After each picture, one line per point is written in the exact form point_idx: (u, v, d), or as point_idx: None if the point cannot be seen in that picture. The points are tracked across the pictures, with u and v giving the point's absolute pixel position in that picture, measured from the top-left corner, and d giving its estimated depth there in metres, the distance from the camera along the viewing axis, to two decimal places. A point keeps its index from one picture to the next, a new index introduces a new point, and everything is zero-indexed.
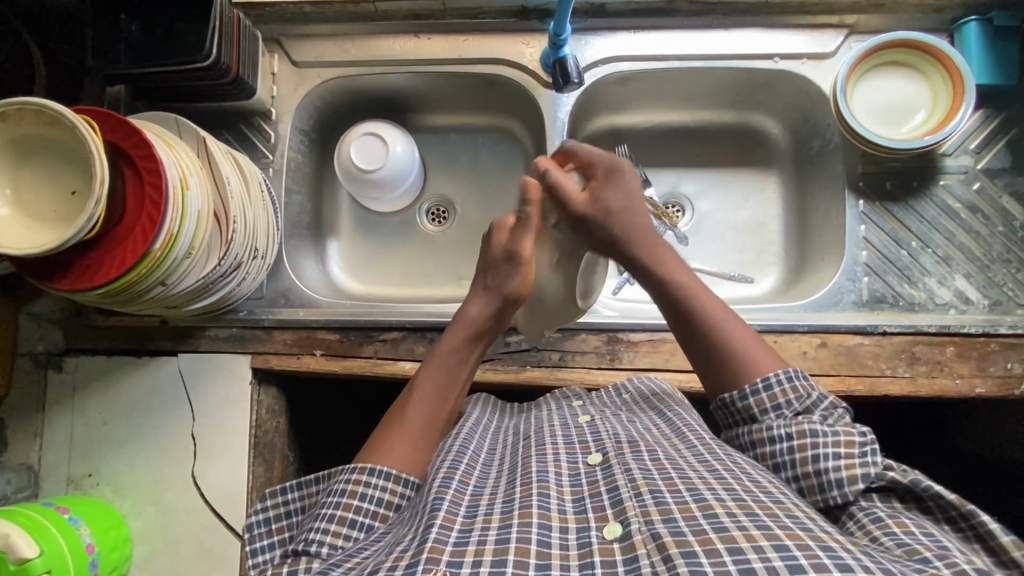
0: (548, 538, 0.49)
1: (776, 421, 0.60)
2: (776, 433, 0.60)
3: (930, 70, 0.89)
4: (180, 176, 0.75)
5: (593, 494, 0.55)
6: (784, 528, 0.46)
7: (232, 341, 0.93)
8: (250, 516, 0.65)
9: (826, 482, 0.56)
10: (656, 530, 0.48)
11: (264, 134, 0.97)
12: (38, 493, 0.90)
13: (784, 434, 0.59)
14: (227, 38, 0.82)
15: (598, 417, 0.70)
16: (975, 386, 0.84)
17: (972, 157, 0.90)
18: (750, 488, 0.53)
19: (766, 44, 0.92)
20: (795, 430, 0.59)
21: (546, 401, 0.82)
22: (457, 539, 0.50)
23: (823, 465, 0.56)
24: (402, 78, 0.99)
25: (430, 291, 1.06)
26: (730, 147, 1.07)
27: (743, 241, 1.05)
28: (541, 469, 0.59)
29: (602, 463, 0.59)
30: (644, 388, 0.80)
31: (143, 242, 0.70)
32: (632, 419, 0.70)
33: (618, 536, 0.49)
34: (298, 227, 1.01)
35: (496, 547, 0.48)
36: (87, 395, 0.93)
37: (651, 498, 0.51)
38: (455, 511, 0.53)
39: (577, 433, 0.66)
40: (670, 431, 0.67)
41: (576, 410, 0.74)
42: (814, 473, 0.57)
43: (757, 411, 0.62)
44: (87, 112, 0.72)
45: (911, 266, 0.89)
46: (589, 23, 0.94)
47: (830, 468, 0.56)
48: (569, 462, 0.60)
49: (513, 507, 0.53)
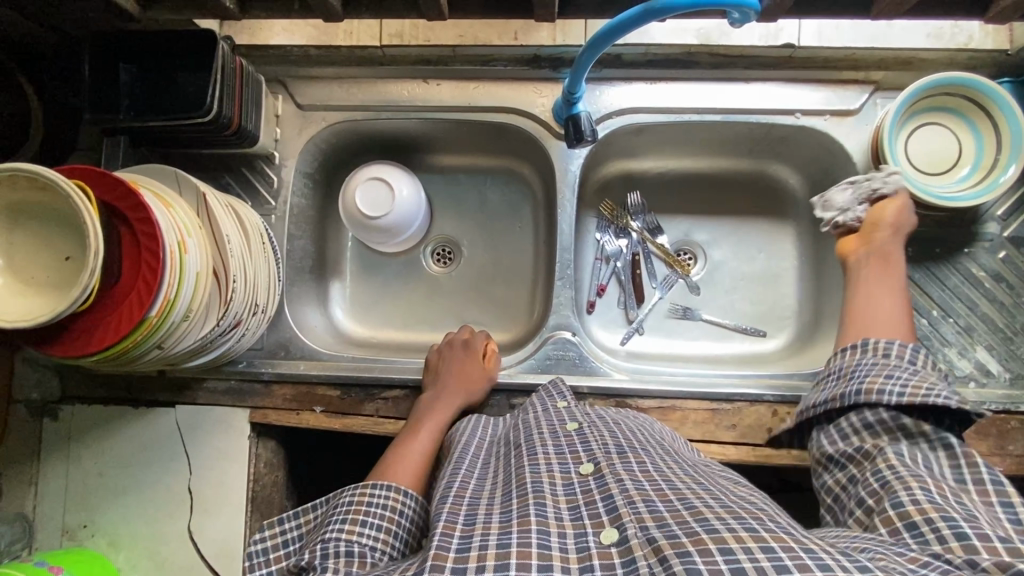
0: (548, 541, 0.48)
1: (904, 368, 0.62)
2: (902, 370, 0.61)
3: (979, 119, 0.83)
4: (178, 239, 0.72)
5: (587, 502, 0.53)
6: (771, 530, 0.45)
7: (230, 394, 0.91)
8: (250, 545, 0.71)
9: (930, 400, 0.57)
10: (651, 534, 0.46)
11: (267, 179, 0.94)
12: (32, 544, 0.89)
13: (908, 374, 0.61)
14: (229, 90, 0.79)
15: (587, 424, 0.67)
16: (993, 465, 0.81)
17: (999, 224, 0.87)
18: (736, 499, 0.53)
19: (786, 99, 0.89)
20: (919, 374, 0.61)
21: (537, 397, 0.80)
22: (459, 546, 0.48)
23: (937, 392, 0.58)
24: (410, 122, 0.96)
25: (434, 337, 1.04)
26: (746, 196, 1.04)
27: (756, 294, 1.02)
28: (536, 479, 0.56)
29: (595, 474, 0.56)
30: (625, 411, 0.76)
31: (139, 310, 0.68)
32: (618, 426, 0.68)
33: (615, 541, 0.47)
34: (301, 272, 0.99)
35: (497, 551, 0.47)
36: (82, 444, 0.91)
37: (645, 507, 0.50)
38: (454, 519, 0.52)
39: (567, 443, 0.63)
40: (658, 445, 0.66)
41: (563, 416, 0.70)
42: (924, 395, 0.58)
43: (895, 353, 0.64)
44: (79, 173, 0.69)
45: (932, 336, 0.86)
46: (603, 73, 0.90)
47: (941, 397, 0.57)
48: (564, 472, 0.58)
49: (511, 516, 0.51)
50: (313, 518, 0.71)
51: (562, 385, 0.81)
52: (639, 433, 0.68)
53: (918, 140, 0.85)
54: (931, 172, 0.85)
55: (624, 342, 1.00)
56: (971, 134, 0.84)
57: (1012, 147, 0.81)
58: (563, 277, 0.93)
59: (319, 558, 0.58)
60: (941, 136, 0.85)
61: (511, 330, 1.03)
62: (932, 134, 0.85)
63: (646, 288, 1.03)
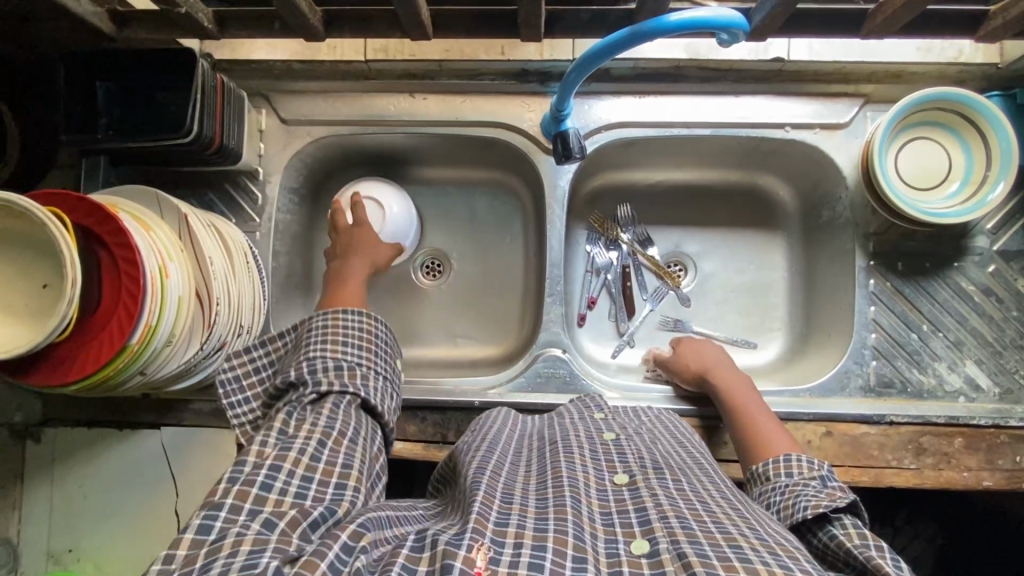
0: (582, 534, 0.47)
1: (777, 483, 0.66)
2: (777, 486, 0.65)
3: (967, 134, 0.83)
4: (159, 264, 0.71)
5: (620, 511, 0.52)
6: (806, 572, 0.43)
7: (217, 416, 0.88)
8: (221, 374, 0.69)
9: (797, 508, 0.60)
10: (682, 550, 0.45)
11: (251, 195, 0.92)
12: (17, 568, 0.89)
13: (781, 489, 0.64)
14: (210, 109, 0.77)
15: (624, 437, 0.67)
16: (982, 480, 0.82)
17: (988, 238, 0.87)
18: (773, 533, 0.51)
19: (777, 113, 0.88)
20: (789, 485, 0.64)
21: (567, 410, 0.79)
22: (498, 519, 0.48)
23: (799, 500, 0.60)
24: (397, 136, 0.94)
25: (424, 351, 1.03)
26: (735, 207, 1.03)
27: (746, 307, 1.01)
28: (571, 475, 0.56)
29: (629, 484, 0.56)
30: (663, 420, 0.77)
31: (120, 337, 0.66)
32: (655, 445, 0.67)
33: (646, 553, 0.46)
34: (286, 289, 0.98)
35: (535, 533, 0.46)
36: (66, 468, 0.90)
37: (678, 522, 0.48)
38: (492, 493, 0.52)
39: (604, 451, 0.62)
40: (693, 462, 0.65)
41: (599, 425, 0.70)
42: (791, 505, 0.61)
43: (772, 473, 0.68)
44: (58, 199, 0.68)
45: (921, 351, 0.86)
46: (592, 86, 0.89)
47: (804, 500, 0.60)
48: (598, 477, 0.57)
49: (548, 504, 0.51)
50: (283, 345, 0.73)
51: (601, 399, 0.80)
52: (674, 450, 0.67)
53: (906, 156, 0.85)
54: (920, 188, 0.85)
55: (615, 356, 1.00)
56: (962, 149, 0.84)
57: (1002, 161, 0.80)
58: (552, 294, 0.92)
59: (308, 373, 0.64)
60: (930, 150, 0.85)
61: (501, 345, 1.02)
62: (923, 150, 0.85)
63: (636, 300, 1.03)
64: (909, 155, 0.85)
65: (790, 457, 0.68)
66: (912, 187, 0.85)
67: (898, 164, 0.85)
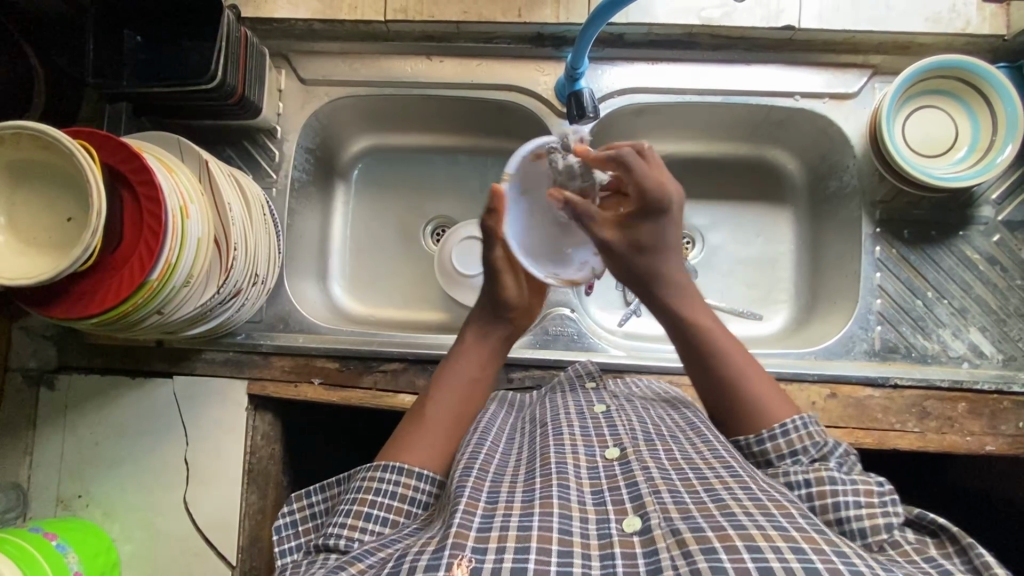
0: (570, 525, 0.47)
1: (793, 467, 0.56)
2: (794, 473, 0.55)
3: (972, 99, 0.85)
4: (180, 204, 0.72)
5: (611, 487, 0.51)
6: (800, 529, 0.44)
7: (228, 365, 0.92)
8: (278, 519, 0.63)
9: (847, 529, 0.51)
10: (676, 526, 0.45)
11: (270, 153, 0.94)
12: (26, 512, 0.89)
13: (803, 480, 0.54)
14: (234, 59, 0.80)
15: (615, 407, 0.65)
16: (985, 444, 0.82)
17: (993, 208, 0.88)
18: (767, 488, 0.51)
19: (786, 82, 0.90)
20: (813, 476, 0.54)
21: (557, 382, 0.77)
22: (481, 524, 0.48)
23: (844, 512, 0.51)
24: (412, 99, 0.97)
25: (434, 318, 1.03)
26: (743, 179, 1.05)
27: (753, 277, 1.02)
28: (560, 461, 0.55)
29: (621, 459, 0.55)
30: (653, 388, 0.76)
31: (140, 273, 0.68)
32: (646, 410, 0.66)
33: (638, 530, 0.46)
34: (299, 247, 0.99)
35: (519, 533, 0.46)
36: (79, 413, 0.91)
37: (671, 498, 0.48)
38: (477, 496, 0.51)
39: (594, 424, 0.61)
40: (684, 423, 0.64)
41: (590, 397, 0.69)
42: (835, 520, 0.51)
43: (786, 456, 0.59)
44: (84, 134, 0.69)
45: (925, 317, 0.87)
46: (605, 52, 0.91)
47: (853, 514, 0.51)
48: (588, 454, 0.56)
49: (534, 496, 0.50)
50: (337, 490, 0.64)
51: (591, 364, 0.78)
52: (669, 418, 0.66)
53: (914, 122, 0.87)
54: (927, 155, 0.87)
55: (622, 322, 1.01)
56: (968, 116, 0.85)
57: (1008, 126, 0.82)
58: None
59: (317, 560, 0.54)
60: (937, 120, 0.86)
61: None
62: (931, 116, 0.86)
63: None
64: (919, 123, 0.87)
65: (802, 425, 0.60)
66: (922, 153, 0.87)
67: (908, 133, 0.87)
